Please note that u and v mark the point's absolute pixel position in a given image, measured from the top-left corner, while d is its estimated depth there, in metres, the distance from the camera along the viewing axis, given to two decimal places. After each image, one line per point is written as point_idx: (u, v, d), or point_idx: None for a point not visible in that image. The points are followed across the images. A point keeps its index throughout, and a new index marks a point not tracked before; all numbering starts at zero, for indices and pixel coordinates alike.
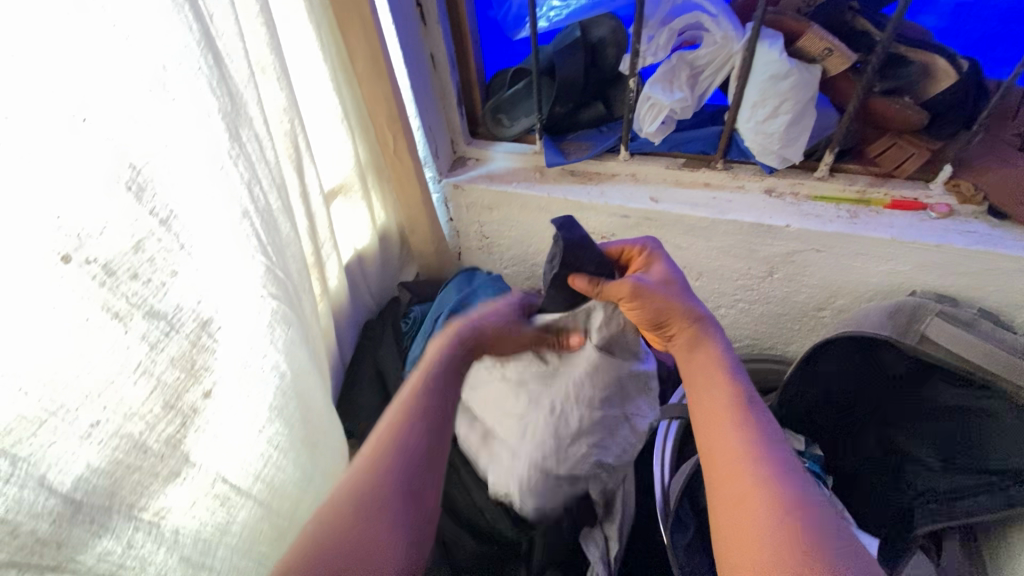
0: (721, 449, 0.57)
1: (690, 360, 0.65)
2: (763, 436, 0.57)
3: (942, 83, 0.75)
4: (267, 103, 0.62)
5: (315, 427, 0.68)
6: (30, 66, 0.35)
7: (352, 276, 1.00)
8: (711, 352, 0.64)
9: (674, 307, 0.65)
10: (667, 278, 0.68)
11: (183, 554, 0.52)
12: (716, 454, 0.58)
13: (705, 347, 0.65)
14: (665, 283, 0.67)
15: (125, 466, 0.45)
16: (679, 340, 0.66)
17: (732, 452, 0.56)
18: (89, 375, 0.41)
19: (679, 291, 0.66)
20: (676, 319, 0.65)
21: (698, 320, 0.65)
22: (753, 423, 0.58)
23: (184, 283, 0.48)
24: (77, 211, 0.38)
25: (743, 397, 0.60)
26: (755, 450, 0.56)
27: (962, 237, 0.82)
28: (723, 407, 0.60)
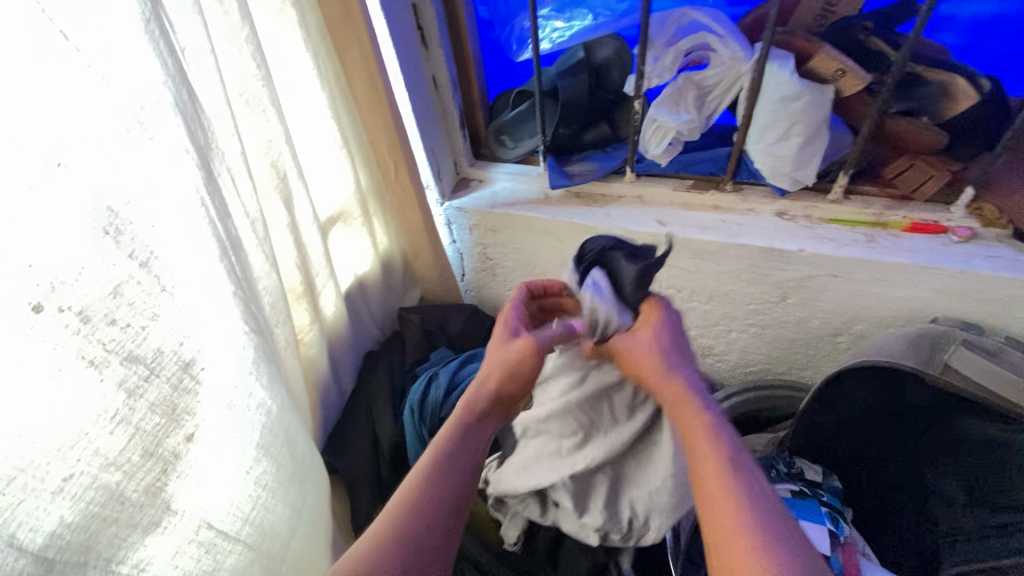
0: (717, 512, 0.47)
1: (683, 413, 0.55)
2: (754, 499, 0.47)
3: (962, 103, 0.72)
4: (252, 137, 0.63)
5: (303, 464, 0.66)
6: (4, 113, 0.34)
7: (353, 301, 0.98)
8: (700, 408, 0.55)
9: (653, 363, 0.59)
10: (658, 332, 0.61)
11: None
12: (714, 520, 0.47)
13: (694, 405, 0.56)
14: (655, 335, 0.60)
15: (101, 518, 0.43)
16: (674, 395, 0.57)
17: (720, 522, 0.47)
18: (63, 427, 0.39)
19: (663, 342, 0.60)
20: (662, 375, 0.58)
21: (683, 377, 0.58)
22: (743, 483, 0.49)
23: (163, 327, 0.46)
24: (51, 259, 0.37)
25: (733, 458, 0.50)
26: (745, 516, 0.46)
27: (987, 262, 0.79)
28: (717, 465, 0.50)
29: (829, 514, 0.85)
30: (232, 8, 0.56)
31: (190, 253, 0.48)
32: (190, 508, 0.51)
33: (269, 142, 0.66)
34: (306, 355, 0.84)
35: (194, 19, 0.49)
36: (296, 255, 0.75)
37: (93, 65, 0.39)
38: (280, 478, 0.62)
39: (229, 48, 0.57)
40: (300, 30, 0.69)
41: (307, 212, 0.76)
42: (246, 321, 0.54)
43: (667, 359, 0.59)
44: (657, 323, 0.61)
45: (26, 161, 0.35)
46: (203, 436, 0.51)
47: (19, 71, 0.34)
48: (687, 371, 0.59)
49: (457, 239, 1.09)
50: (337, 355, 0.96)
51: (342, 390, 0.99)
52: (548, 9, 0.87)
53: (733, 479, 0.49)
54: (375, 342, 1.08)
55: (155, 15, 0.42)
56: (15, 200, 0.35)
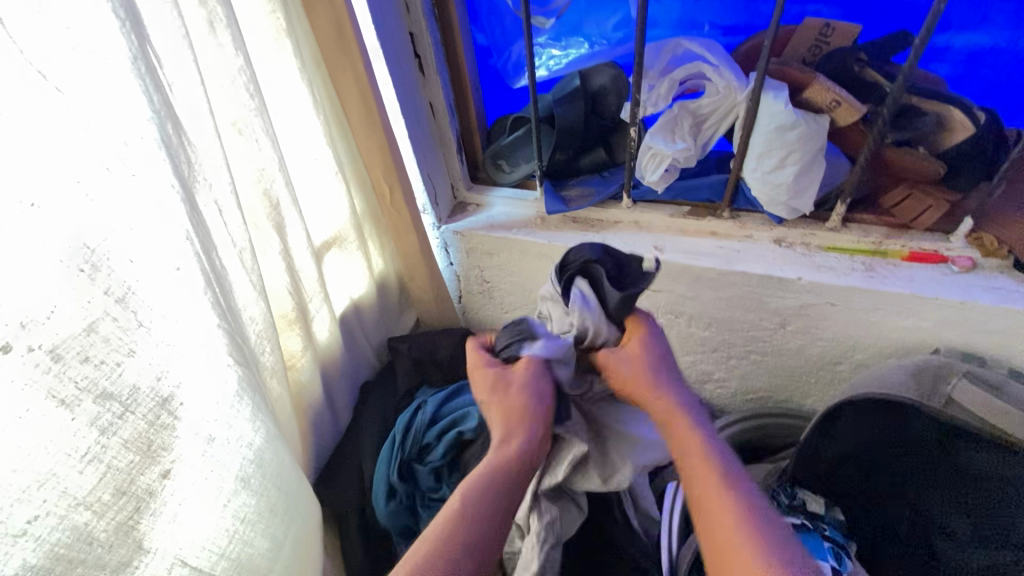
0: (717, 527, 0.51)
1: (674, 436, 0.58)
2: (751, 506, 0.52)
3: (959, 134, 0.72)
4: (244, 165, 0.64)
5: (286, 495, 0.66)
6: None
7: (348, 324, 0.98)
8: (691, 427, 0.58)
9: (643, 380, 0.61)
10: (647, 349, 0.62)
11: None
12: (715, 536, 0.51)
13: (684, 421, 0.59)
14: (644, 353, 0.62)
15: (68, 560, 0.42)
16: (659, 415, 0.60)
17: (725, 532, 0.50)
18: (31, 469, 0.39)
19: (653, 358, 0.62)
20: (653, 390, 0.61)
21: (671, 393, 0.61)
22: (739, 494, 0.53)
23: (140, 363, 0.46)
24: (21, 299, 0.37)
25: (726, 473, 0.55)
26: (748, 524, 0.50)
27: (988, 293, 0.77)
28: (710, 482, 0.54)
29: (833, 550, 0.83)
30: (226, 39, 0.56)
31: (172, 288, 0.48)
32: (164, 545, 0.51)
33: (261, 169, 0.66)
34: (296, 380, 0.84)
35: (187, 55, 0.50)
36: (288, 281, 0.74)
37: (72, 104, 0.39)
38: (265, 508, 0.62)
39: (222, 77, 0.58)
40: (295, 59, 0.69)
41: (300, 237, 0.76)
42: (234, 357, 0.54)
43: (660, 374, 0.62)
44: (648, 337, 0.64)
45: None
46: (179, 472, 0.51)
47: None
48: (675, 388, 0.62)
49: (453, 261, 1.09)
50: (331, 379, 0.95)
51: (334, 413, 0.99)
52: (545, 37, 0.89)
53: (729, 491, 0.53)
54: (369, 364, 1.07)
55: (141, 54, 0.42)
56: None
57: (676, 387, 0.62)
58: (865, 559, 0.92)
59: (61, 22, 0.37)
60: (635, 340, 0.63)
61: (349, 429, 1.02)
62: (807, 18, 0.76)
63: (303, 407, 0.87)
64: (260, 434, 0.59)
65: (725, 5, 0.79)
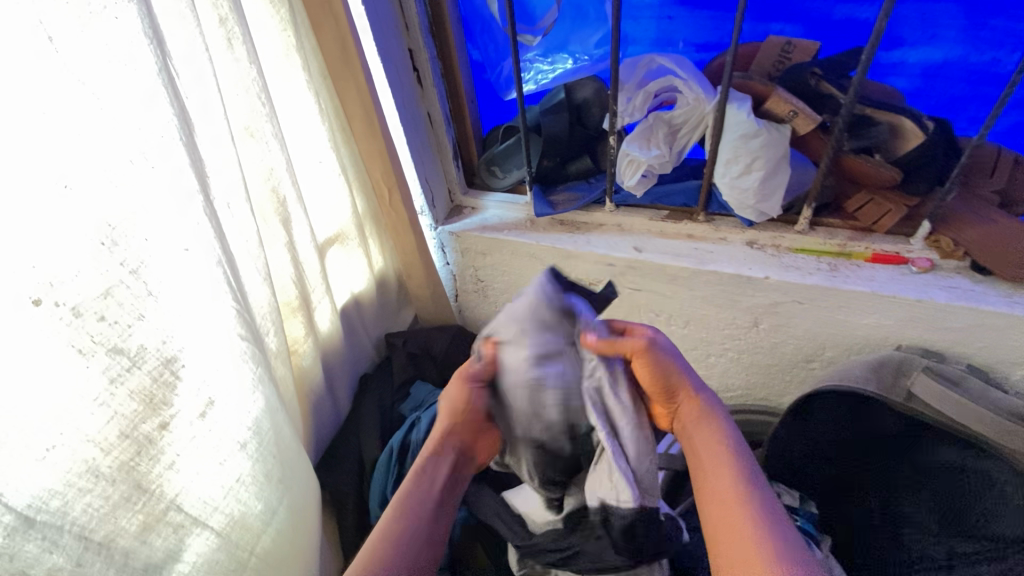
0: (725, 516, 0.58)
1: (695, 431, 0.65)
2: (761, 499, 0.58)
3: (910, 142, 0.78)
4: (255, 163, 0.72)
5: (283, 464, 0.73)
6: (19, 143, 0.42)
7: (349, 317, 1.05)
8: (714, 426, 0.65)
9: (677, 377, 0.67)
10: (666, 351, 0.67)
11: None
12: (720, 521, 0.58)
13: (710, 421, 0.65)
14: (667, 354, 0.67)
15: (77, 487, 0.50)
16: (684, 411, 0.67)
17: (736, 520, 0.57)
18: (51, 405, 0.47)
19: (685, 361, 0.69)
20: (683, 389, 0.67)
21: (701, 398, 0.67)
22: (753, 493, 0.59)
23: (148, 326, 0.53)
24: (50, 264, 0.45)
25: (742, 469, 0.61)
26: (759, 516, 0.57)
27: (944, 292, 0.82)
28: (728, 478, 0.60)
29: None
30: (241, 54, 0.64)
31: (179, 264, 0.56)
32: (164, 488, 0.58)
33: (270, 169, 0.74)
34: (298, 365, 0.91)
35: (206, 68, 0.58)
36: (292, 271, 0.82)
37: (99, 103, 0.47)
38: (261, 475, 0.70)
39: (237, 86, 0.66)
40: (302, 72, 0.78)
41: (304, 232, 0.84)
42: (238, 331, 0.62)
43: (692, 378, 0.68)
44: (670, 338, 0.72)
45: (35, 181, 0.43)
46: (176, 426, 0.58)
47: (37, 108, 0.43)
48: (707, 397, 0.67)
49: (450, 261, 1.16)
50: (332, 368, 1.02)
51: (335, 400, 1.05)
52: (534, 53, 0.96)
53: (745, 487, 0.59)
54: (369, 357, 1.14)
55: (164, 68, 0.51)
56: (23, 214, 0.42)
57: (709, 395, 0.68)
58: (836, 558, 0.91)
59: (101, 41, 0.46)
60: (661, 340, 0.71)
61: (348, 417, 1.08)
62: (771, 36, 0.83)
63: (304, 392, 0.94)
64: (258, 403, 0.67)
65: (696, 24, 0.86)
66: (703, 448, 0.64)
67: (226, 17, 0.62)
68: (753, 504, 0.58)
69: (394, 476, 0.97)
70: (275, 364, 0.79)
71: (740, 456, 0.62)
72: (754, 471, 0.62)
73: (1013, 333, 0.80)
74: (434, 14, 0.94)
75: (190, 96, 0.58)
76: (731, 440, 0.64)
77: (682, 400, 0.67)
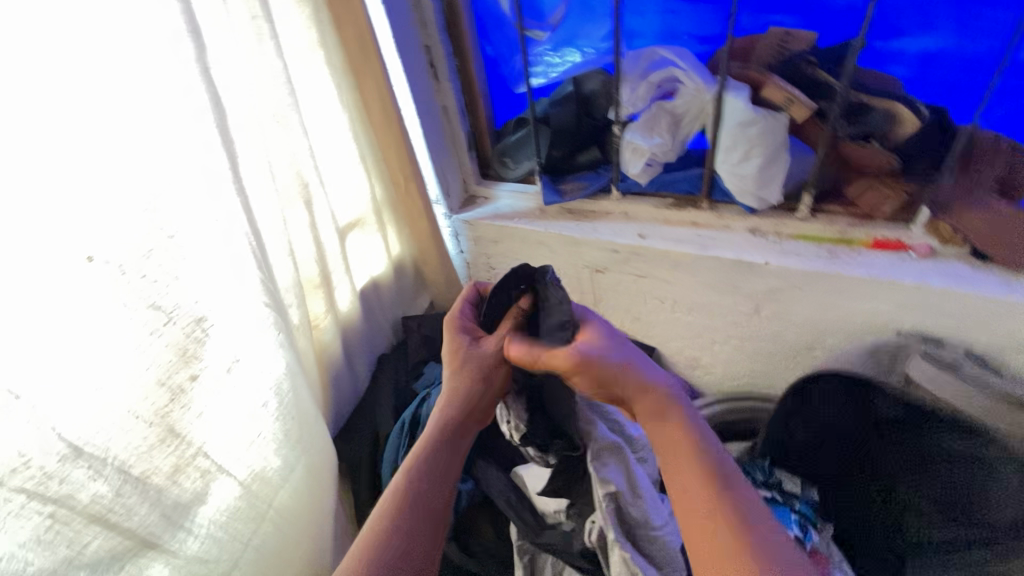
0: (687, 503, 0.55)
1: (648, 416, 0.61)
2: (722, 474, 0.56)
3: (908, 127, 0.80)
4: (282, 148, 0.79)
5: (300, 425, 0.80)
6: (77, 119, 0.49)
7: (368, 300, 1.12)
8: (671, 407, 0.61)
9: (622, 378, 0.62)
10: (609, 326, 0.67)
11: (164, 512, 0.63)
12: (686, 509, 0.55)
13: (665, 400, 0.62)
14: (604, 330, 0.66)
15: (120, 426, 0.57)
16: (636, 401, 0.62)
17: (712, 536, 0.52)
18: (98, 351, 0.54)
19: (623, 359, 0.63)
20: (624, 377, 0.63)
21: (661, 398, 0.62)
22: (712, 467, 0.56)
23: (182, 287, 0.60)
24: (99, 226, 0.52)
25: (714, 476, 0.56)
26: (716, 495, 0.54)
27: (943, 277, 0.82)
28: (688, 461, 0.57)
29: (798, 521, 0.88)
30: (269, 49, 0.72)
31: (210, 233, 0.63)
32: (192, 435, 0.65)
33: (295, 155, 0.81)
34: (319, 339, 0.98)
35: (236, 59, 0.65)
36: (314, 251, 0.89)
37: (142, 86, 0.54)
38: (281, 433, 0.77)
39: (266, 78, 0.73)
40: (325, 66, 0.85)
41: (325, 215, 0.91)
42: (261, 300, 0.70)
43: (645, 376, 0.63)
44: (604, 331, 0.66)
45: (90, 153, 0.50)
46: (205, 379, 0.65)
47: (91, 91, 0.50)
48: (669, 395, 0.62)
49: (463, 249, 1.22)
50: (351, 346, 1.09)
51: (354, 377, 1.12)
52: (543, 47, 1.01)
53: (704, 462, 0.57)
54: (386, 339, 1.21)
55: (200, 58, 0.58)
56: (77, 180, 0.50)
57: (670, 394, 0.62)
58: (844, 542, 0.91)
59: (144, 31, 0.53)
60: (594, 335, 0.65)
61: (365, 394, 1.15)
62: (771, 27, 0.86)
63: (324, 365, 1.01)
64: (278, 364, 0.74)
65: (699, 17, 0.89)
66: (673, 455, 0.58)
67: (257, 15, 0.69)
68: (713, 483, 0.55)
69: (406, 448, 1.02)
70: (298, 335, 0.86)
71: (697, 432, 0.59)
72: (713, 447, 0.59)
73: (1012, 319, 0.80)
74: (448, 12, 1.00)
75: (224, 84, 0.65)
76: (701, 440, 0.59)
77: (644, 404, 0.62)
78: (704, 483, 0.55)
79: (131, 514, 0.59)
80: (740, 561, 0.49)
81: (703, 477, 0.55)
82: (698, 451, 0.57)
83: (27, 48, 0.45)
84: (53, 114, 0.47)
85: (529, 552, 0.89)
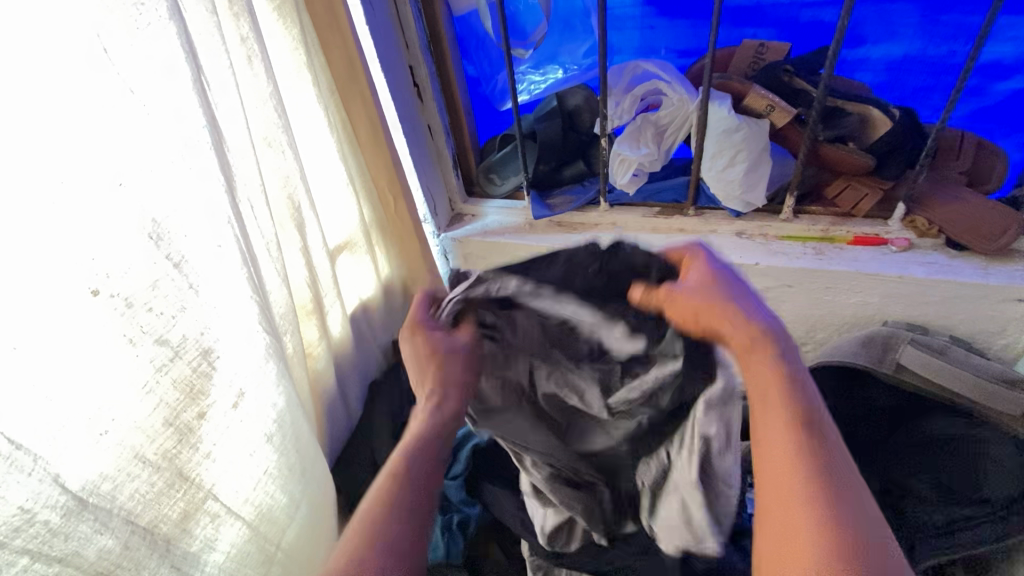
0: (777, 483, 0.47)
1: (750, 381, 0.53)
2: (825, 459, 0.47)
3: (880, 129, 0.85)
4: (272, 171, 0.76)
5: (305, 458, 0.76)
6: (69, 148, 0.46)
7: (358, 325, 1.08)
8: (773, 377, 0.52)
9: (720, 321, 0.54)
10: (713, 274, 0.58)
11: (173, 564, 0.58)
12: (771, 489, 0.48)
13: (770, 368, 0.52)
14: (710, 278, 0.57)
15: (126, 472, 0.53)
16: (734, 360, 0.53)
17: (794, 503, 0.46)
18: (103, 393, 0.50)
19: (725, 298, 0.55)
20: (724, 331, 0.54)
21: (769, 351, 0.53)
22: (812, 447, 0.48)
23: (189, 318, 0.57)
24: (103, 258, 0.49)
25: (815, 451, 0.48)
26: (812, 481, 0.46)
27: (923, 267, 0.87)
28: (783, 438, 0.49)
29: None
30: (259, 70, 0.70)
31: (215, 261, 0.60)
32: (202, 477, 0.61)
33: (286, 176, 0.78)
34: (313, 368, 0.93)
35: (229, 80, 0.63)
36: (306, 275, 0.85)
37: (142, 106, 0.51)
38: (286, 469, 0.72)
39: (256, 100, 0.71)
40: (312, 87, 0.83)
41: (317, 239, 0.88)
42: (264, 327, 0.67)
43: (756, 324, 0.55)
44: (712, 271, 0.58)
45: (95, 178, 0.48)
46: (212, 416, 0.61)
47: (87, 118, 0.47)
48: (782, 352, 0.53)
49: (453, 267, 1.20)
50: (344, 373, 1.05)
51: (347, 406, 1.07)
52: (526, 66, 1.03)
53: (807, 442, 0.48)
54: (378, 364, 1.16)
55: (198, 78, 0.55)
56: (80, 210, 0.47)
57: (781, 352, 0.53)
58: None
59: (146, 52, 0.51)
60: (697, 274, 0.58)
61: (360, 423, 1.09)
62: (745, 39, 0.91)
63: (319, 395, 0.96)
64: (281, 397, 0.70)
65: (676, 32, 0.94)
66: (764, 413, 0.51)
67: (247, 36, 0.67)
68: (812, 465, 0.47)
69: None
70: (293, 365, 0.81)
71: (801, 411, 0.50)
72: (822, 430, 0.49)
73: (986, 301, 0.86)
74: (431, 33, 1.01)
75: (218, 104, 0.63)
76: (808, 411, 0.50)
77: (747, 354, 0.54)
78: (796, 450, 0.48)
79: (140, 568, 0.55)
80: (826, 559, 0.42)
81: (796, 445, 0.48)
82: (805, 423, 0.49)
83: (15, 73, 0.42)
84: (48, 137, 0.44)
85: (544, 566, 0.85)
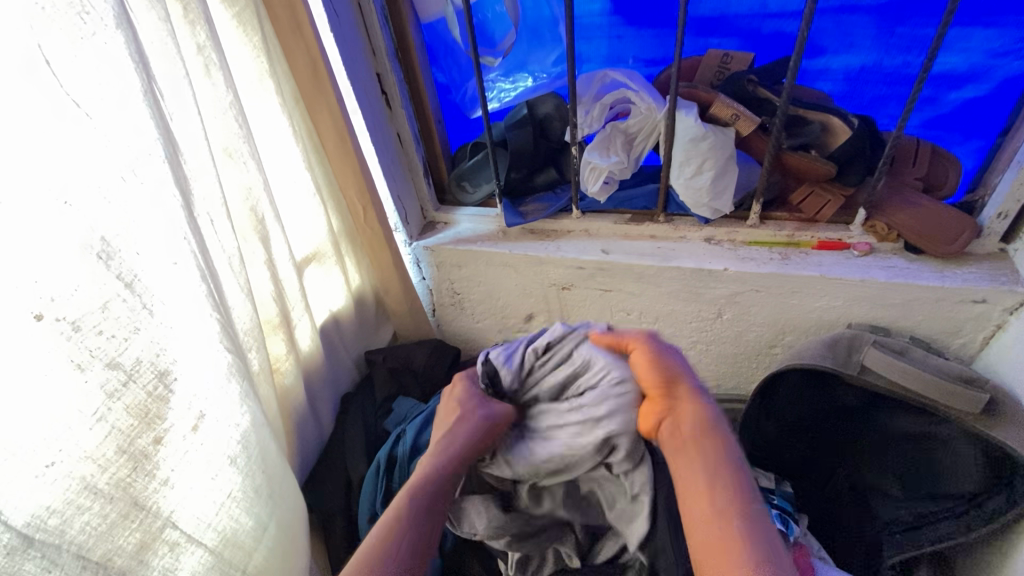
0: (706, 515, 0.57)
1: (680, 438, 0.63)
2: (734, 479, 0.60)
3: (840, 137, 0.88)
4: (233, 182, 0.74)
5: (271, 479, 0.73)
6: (6, 164, 0.44)
7: (329, 336, 1.06)
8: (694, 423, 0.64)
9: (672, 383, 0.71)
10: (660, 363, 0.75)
11: None
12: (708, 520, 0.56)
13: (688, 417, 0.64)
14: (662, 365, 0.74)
15: (76, 505, 0.51)
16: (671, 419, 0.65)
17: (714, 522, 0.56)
18: (51, 423, 0.48)
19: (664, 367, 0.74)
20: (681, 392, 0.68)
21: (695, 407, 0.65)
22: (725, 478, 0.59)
23: (143, 339, 0.55)
24: (49, 281, 0.47)
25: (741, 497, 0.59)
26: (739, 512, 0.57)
27: (884, 271, 0.90)
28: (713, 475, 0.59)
29: (779, 515, 0.87)
30: (218, 80, 0.68)
31: (170, 279, 0.58)
32: (160, 505, 0.59)
33: (249, 188, 0.76)
34: (281, 383, 0.90)
35: (184, 88, 0.61)
36: (272, 288, 0.83)
37: (89, 122, 0.49)
38: (251, 490, 0.70)
39: (214, 110, 0.69)
40: (276, 96, 0.81)
41: (283, 251, 0.85)
42: (226, 345, 0.64)
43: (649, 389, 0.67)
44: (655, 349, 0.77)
45: (40, 198, 0.46)
46: (170, 440, 0.59)
47: (28, 136, 0.45)
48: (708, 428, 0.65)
49: (426, 276, 1.18)
50: (313, 387, 1.02)
51: (318, 420, 1.04)
52: (495, 73, 1.02)
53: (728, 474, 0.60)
54: (350, 376, 1.13)
55: (149, 88, 0.54)
56: (22, 231, 0.45)
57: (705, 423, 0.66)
58: (822, 538, 0.93)
59: (92, 63, 0.49)
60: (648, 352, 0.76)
61: (331, 438, 1.06)
62: (710, 49, 0.92)
63: (288, 411, 0.93)
64: (246, 416, 0.68)
65: (643, 41, 0.94)
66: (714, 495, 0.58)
67: (204, 45, 0.65)
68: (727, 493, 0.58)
69: (383, 492, 0.95)
70: (260, 382, 0.78)
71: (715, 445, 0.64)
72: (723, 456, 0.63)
73: (943, 304, 0.89)
74: (398, 40, 0.99)
75: (174, 116, 0.61)
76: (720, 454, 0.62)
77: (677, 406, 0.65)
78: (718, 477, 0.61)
79: None
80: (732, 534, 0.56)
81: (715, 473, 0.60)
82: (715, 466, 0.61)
83: None
84: None
85: None
